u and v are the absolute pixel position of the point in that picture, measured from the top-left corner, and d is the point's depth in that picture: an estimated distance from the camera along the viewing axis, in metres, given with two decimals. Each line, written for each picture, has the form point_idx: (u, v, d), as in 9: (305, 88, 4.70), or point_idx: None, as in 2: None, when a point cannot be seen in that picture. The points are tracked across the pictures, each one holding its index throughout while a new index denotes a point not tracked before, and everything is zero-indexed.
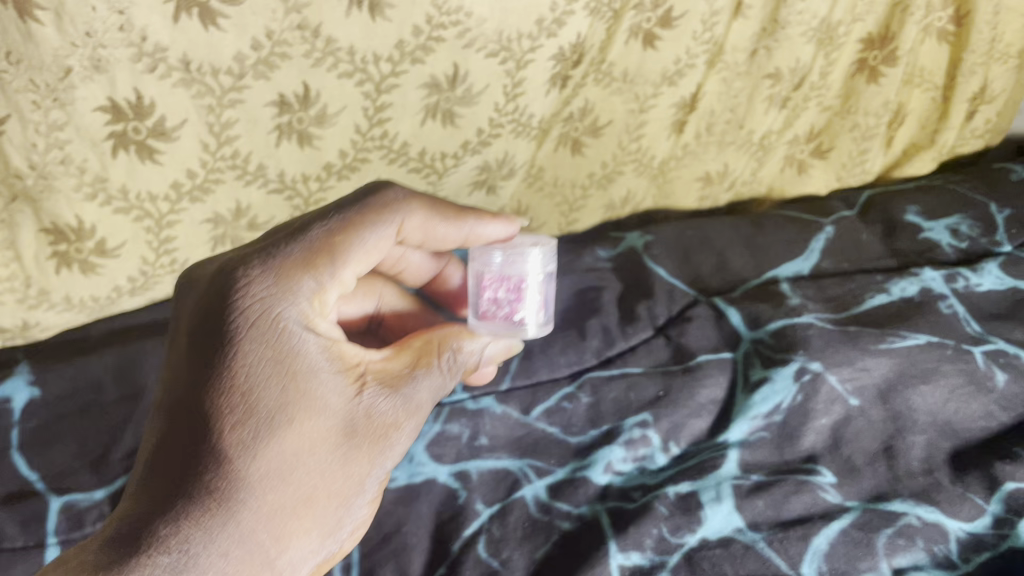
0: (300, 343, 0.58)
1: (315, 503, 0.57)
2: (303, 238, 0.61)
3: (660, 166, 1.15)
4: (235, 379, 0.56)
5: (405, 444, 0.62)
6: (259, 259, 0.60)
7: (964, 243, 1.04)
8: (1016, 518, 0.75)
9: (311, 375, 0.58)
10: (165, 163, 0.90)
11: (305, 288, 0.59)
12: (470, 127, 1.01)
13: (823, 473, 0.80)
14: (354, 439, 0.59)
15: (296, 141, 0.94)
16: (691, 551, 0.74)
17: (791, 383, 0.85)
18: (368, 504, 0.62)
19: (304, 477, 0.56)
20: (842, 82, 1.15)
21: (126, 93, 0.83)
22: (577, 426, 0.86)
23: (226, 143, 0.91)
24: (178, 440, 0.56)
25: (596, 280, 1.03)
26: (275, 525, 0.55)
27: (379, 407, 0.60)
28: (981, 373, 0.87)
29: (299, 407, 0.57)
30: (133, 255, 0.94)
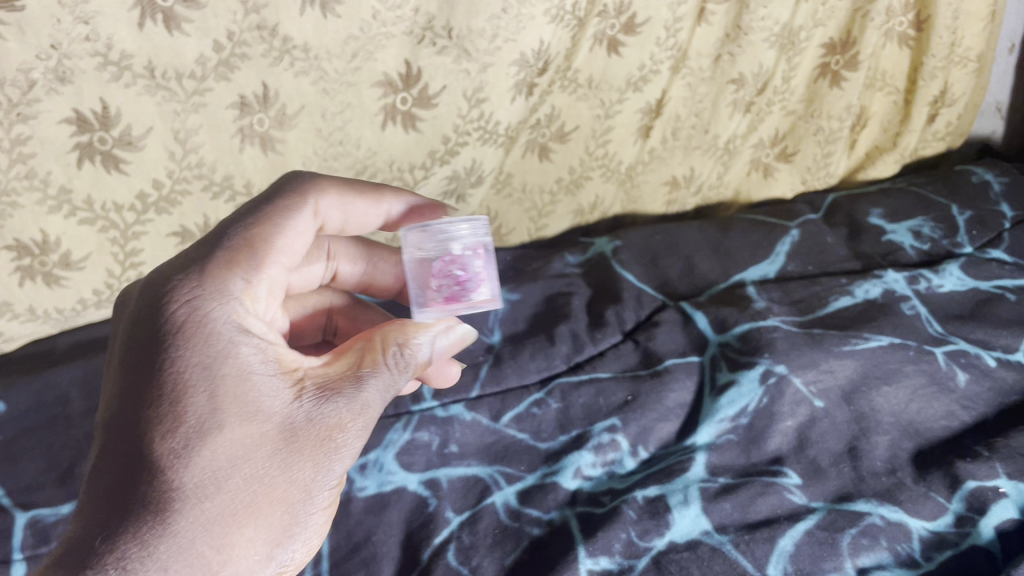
0: (230, 346, 0.59)
1: (254, 511, 0.56)
2: (227, 245, 0.65)
3: (628, 170, 1.16)
4: (163, 386, 0.57)
5: (356, 445, 0.62)
6: (188, 269, 0.63)
7: (927, 245, 1.06)
8: (977, 516, 0.76)
9: (243, 378, 0.59)
10: (131, 173, 0.90)
11: (235, 291, 0.63)
12: (433, 133, 1.01)
13: (789, 475, 0.81)
14: (295, 443, 0.59)
15: (259, 145, 0.94)
16: (658, 554, 0.74)
17: (757, 386, 0.86)
18: (321, 511, 0.61)
19: (242, 483, 0.56)
20: (804, 86, 1.17)
21: (92, 104, 0.84)
22: (546, 433, 0.87)
23: (191, 152, 0.92)
24: (113, 458, 0.56)
25: (565, 286, 1.04)
26: (216, 535, 0.55)
27: (321, 410, 0.61)
28: (942, 373, 0.88)
29: (229, 410, 0.57)
30: (99, 265, 0.95)
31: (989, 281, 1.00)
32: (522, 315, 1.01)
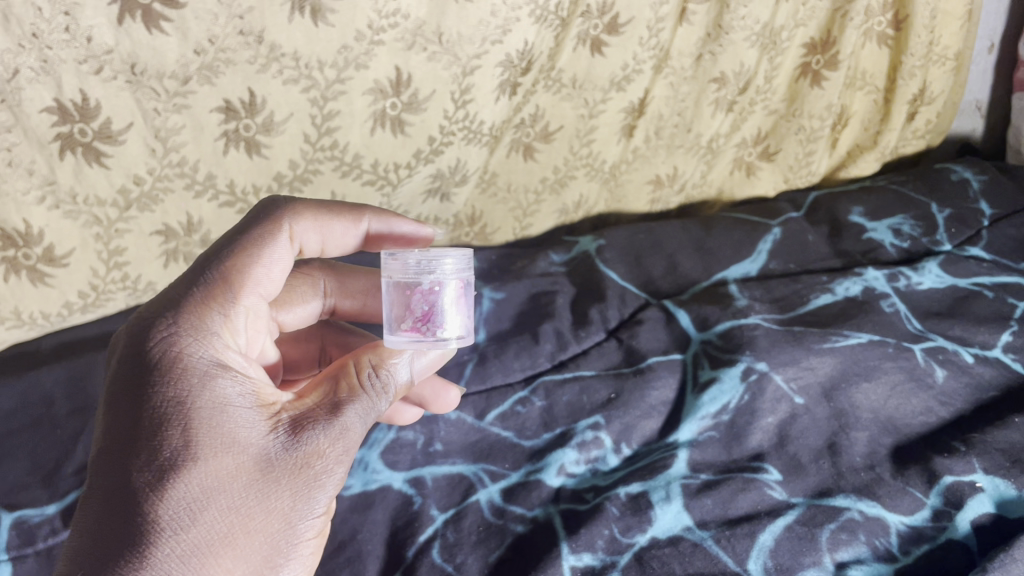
0: (209, 377, 0.57)
1: (233, 546, 0.53)
2: (204, 279, 0.63)
3: (611, 170, 1.16)
4: (140, 423, 0.55)
5: (340, 475, 0.60)
6: (165, 304, 0.61)
7: (906, 242, 1.07)
8: (953, 510, 0.77)
9: (221, 409, 0.56)
10: (111, 167, 0.89)
11: (213, 324, 0.61)
12: (420, 135, 1.02)
13: (770, 471, 0.82)
14: (275, 474, 0.56)
15: (244, 149, 0.94)
16: (640, 550, 0.74)
17: (739, 383, 0.87)
18: (306, 547, 0.58)
19: (221, 517, 0.53)
20: (786, 85, 1.18)
21: (73, 95, 0.83)
22: (530, 430, 0.87)
23: (173, 151, 0.91)
24: (91, 500, 0.53)
25: (549, 285, 1.05)
26: (194, 573, 0.52)
27: (304, 438, 0.58)
28: (920, 369, 0.90)
29: (205, 442, 0.54)
30: (83, 263, 0.93)
31: (967, 278, 1.01)
32: (507, 313, 1.01)
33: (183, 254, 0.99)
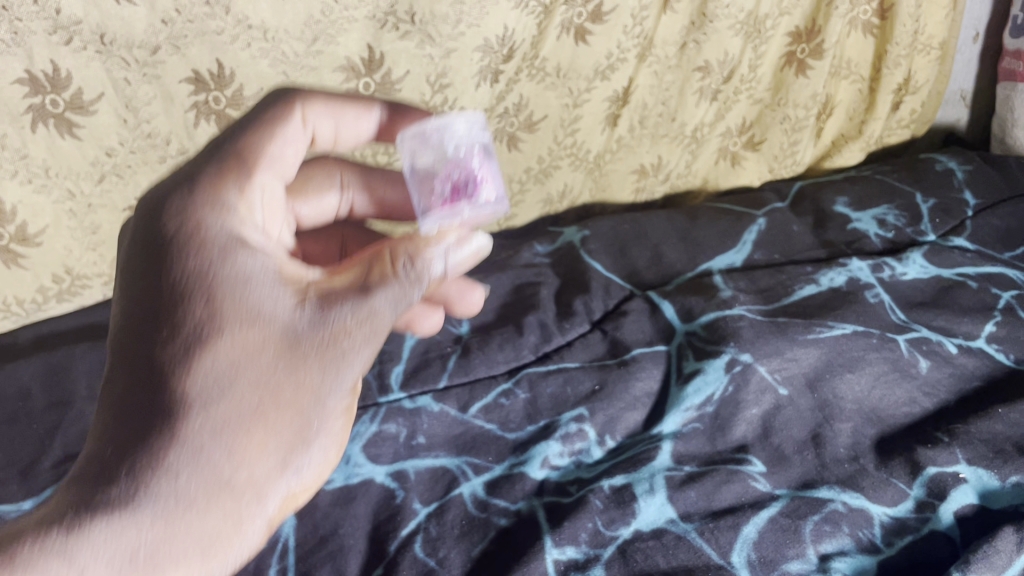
0: (230, 251, 0.54)
1: (262, 417, 0.51)
2: (221, 155, 0.61)
3: (596, 159, 1.16)
4: (164, 294, 0.53)
5: (369, 351, 0.55)
6: (184, 179, 0.58)
7: (891, 233, 1.07)
8: (937, 501, 0.77)
9: (242, 282, 0.53)
10: (84, 138, 0.88)
11: (231, 197, 0.58)
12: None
13: (753, 463, 0.81)
14: (300, 348, 0.53)
15: (216, 123, 0.93)
16: (624, 543, 0.74)
17: (723, 374, 0.87)
18: (341, 416, 0.55)
19: (248, 389, 0.51)
20: (771, 74, 1.17)
21: (44, 65, 0.82)
22: (514, 423, 0.87)
23: (145, 122, 0.90)
24: (121, 374, 0.52)
25: (534, 276, 1.04)
26: (225, 441, 0.50)
27: (329, 313, 0.53)
28: (904, 360, 0.90)
29: (229, 312, 0.52)
30: (56, 241, 0.95)
31: (951, 268, 1.01)
32: (491, 305, 1.00)
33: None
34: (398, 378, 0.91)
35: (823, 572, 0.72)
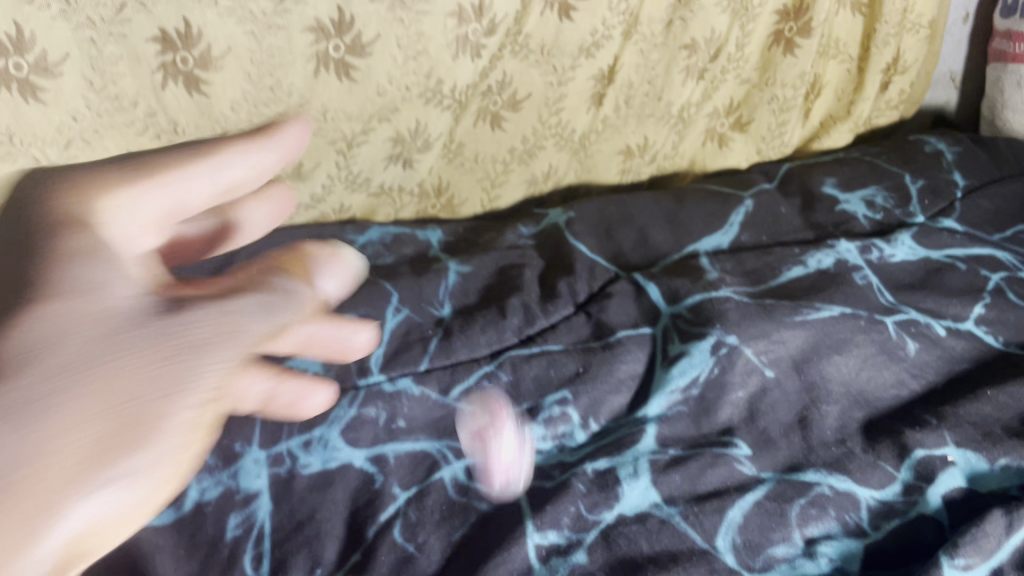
0: (42, 213, 0.50)
1: (92, 370, 0.42)
2: (49, 178, 0.53)
3: (581, 140, 1.14)
4: (12, 260, 0.47)
5: (228, 354, 0.47)
6: (51, 179, 0.53)
7: (879, 215, 1.06)
8: (925, 485, 0.76)
9: (79, 256, 0.47)
10: (49, 103, 0.84)
11: (52, 203, 0.50)
12: (368, 83, 0.95)
13: (739, 446, 0.80)
14: (161, 320, 0.45)
15: (183, 84, 0.87)
16: (608, 527, 0.73)
17: (709, 356, 0.84)
18: (178, 414, 0.43)
19: (84, 339, 0.42)
20: (758, 53, 1.15)
21: (5, 27, 0.77)
22: (496, 406, 0.85)
23: (111, 82, 0.85)
24: None
25: (518, 258, 1.01)
26: (47, 385, 0.40)
27: (196, 305, 0.47)
28: (893, 342, 0.88)
29: (52, 271, 0.45)
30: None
31: (939, 250, 1.00)
32: (474, 287, 0.98)
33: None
34: (378, 360, 0.88)
35: (809, 556, 0.72)
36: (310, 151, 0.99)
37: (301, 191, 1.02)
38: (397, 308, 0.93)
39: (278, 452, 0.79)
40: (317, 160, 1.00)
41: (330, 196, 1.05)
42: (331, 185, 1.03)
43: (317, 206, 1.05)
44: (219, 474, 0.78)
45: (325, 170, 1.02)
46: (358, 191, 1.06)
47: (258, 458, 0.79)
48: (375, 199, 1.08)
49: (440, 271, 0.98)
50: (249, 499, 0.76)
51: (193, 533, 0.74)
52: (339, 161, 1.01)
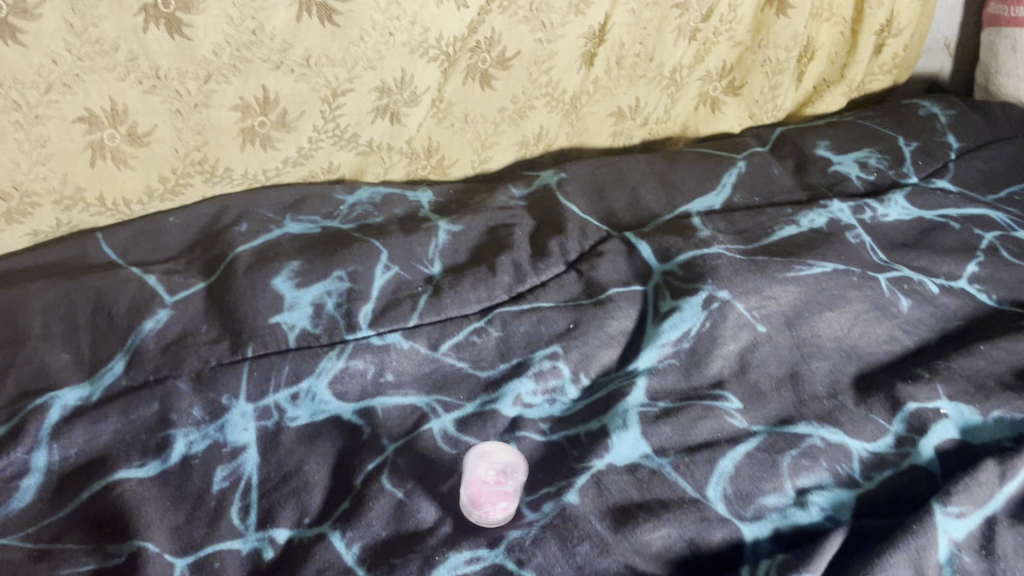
0: None
1: None
2: None
3: (572, 100, 1.15)
4: None
5: None
6: None
7: (873, 175, 1.06)
8: (917, 437, 0.75)
9: None
10: (28, 45, 0.81)
11: None
12: (352, 27, 0.95)
13: (730, 399, 0.79)
14: None
15: (165, 28, 0.86)
16: (598, 473, 0.71)
17: (700, 311, 0.83)
18: None
19: None
20: (751, 15, 1.17)
21: None
22: (486, 361, 0.83)
23: (91, 25, 0.83)
24: None
25: (508, 219, 1.00)
26: None
27: None
28: (885, 299, 0.88)
29: None
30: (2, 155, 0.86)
31: (933, 210, 1.00)
32: (464, 247, 0.96)
33: (110, 150, 0.91)
34: (366, 316, 0.84)
35: (801, 505, 0.70)
36: (294, 98, 0.97)
37: (286, 145, 1.00)
38: (386, 266, 0.89)
39: (266, 405, 0.77)
40: (302, 109, 0.98)
41: (317, 152, 1.03)
42: (318, 140, 1.02)
43: (306, 167, 1.04)
44: (206, 428, 0.75)
45: (310, 121, 1.00)
46: (346, 148, 1.05)
47: (244, 411, 0.76)
48: (363, 158, 1.07)
49: (430, 230, 0.96)
50: (236, 453, 0.73)
51: (180, 485, 0.71)
52: (321, 123, 1.00)
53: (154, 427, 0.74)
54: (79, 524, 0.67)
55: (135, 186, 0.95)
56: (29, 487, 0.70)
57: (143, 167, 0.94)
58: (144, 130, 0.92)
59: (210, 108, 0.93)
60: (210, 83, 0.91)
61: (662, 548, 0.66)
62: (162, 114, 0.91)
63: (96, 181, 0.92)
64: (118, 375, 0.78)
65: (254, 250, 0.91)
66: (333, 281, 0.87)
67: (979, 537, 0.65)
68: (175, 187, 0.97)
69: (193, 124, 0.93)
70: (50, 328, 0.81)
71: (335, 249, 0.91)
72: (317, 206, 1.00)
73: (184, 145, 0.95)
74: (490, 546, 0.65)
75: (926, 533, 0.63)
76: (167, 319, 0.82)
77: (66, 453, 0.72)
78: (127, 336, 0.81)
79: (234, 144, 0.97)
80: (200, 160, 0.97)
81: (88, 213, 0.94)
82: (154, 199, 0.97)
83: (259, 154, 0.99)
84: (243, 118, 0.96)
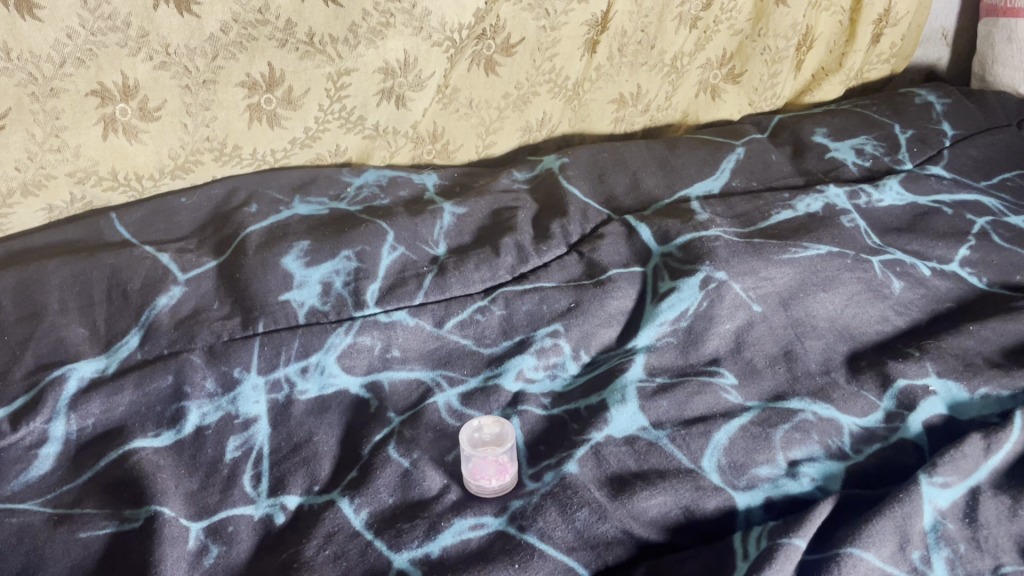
0: None
1: None
2: None
3: (575, 87, 1.18)
4: None
5: None
6: None
7: (868, 162, 1.09)
8: (907, 412, 0.77)
9: None
10: (45, 21, 0.84)
11: None
12: (354, 7, 0.97)
13: (725, 375, 0.82)
14: None
15: (174, 6, 0.89)
16: (596, 445, 0.73)
17: (697, 291, 0.86)
18: None
19: None
20: (752, 4, 1.20)
21: None
22: (489, 338, 0.85)
23: (104, 2, 0.85)
24: None
25: (512, 201, 1.03)
26: None
27: None
28: (877, 281, 0.90)
29: None
30: (19, 126, 0.88)
31: (927, 196, 1.03)
32: (468, 228, 0.98)
33: (122, 124, 0.93)
34: (373, 294, 0.86)
35: (792, 475, 0.72)
36: (300, 75, 0.99)
37: (292, 123, 1.03)
38: (392, 246, 0.92)
39: (276, 378, 0.79)
40: (308, 87, 1.00)
41: (324, 134, 1.06)
42: (325, 121, 1.04)
43: (316, 149, 1.07)
44: (219, 400, 0.77)
45: (316, 100, 1.02)
46: (352, 131, 1.07)
47: (256, 384, 0.78)
48: (369, 141, 1.09)
49: (436, 212, 0.98)
50: (248, 423, 0.76)
51: (194, 454, 0.73)
52: (331, 104, 1.03)
53: (169, 399, 0.77)
54: (97, 492, 0.69)
55: (147, 161, 0.97)
56: (47, 455, 0.72)
57: (154, 142, 0.96)
58: (155, 105, 0.94)
59: (219, 84, 0.96)
60: (217, 60, 0.94)
61: (660, 514, 0.68)
62: (172, 90, 0.94)
63: (108, 155, 0.94)
64: (133, 349, 0.80)
65: (264, 230, 0.93)
66: (341, 261, 0.89)
67: (964, 506, 0.68)
68: (186, 164, 1.00)
69: (200, 98, 0.96)
70: (67, 303, 0.83)
71: (342, 230, 0.93)
72: (324, 187, 1.03)
73: (192, 121, 0.97)
74: (494, 515, 0.68)
75: (912, 503, 0.66)
76: (181, 295, 0.85)
77: (84, 422, 0.75)
78: (142, 312, 0.83)
79: (241, 121, 1.00)
80: (209, 136, 0.99)
81: (101, 187, 0.96)
82: (165, 176, 0.99)
83: (266, 132, 1.02)
84: (249, 94, 0.98)
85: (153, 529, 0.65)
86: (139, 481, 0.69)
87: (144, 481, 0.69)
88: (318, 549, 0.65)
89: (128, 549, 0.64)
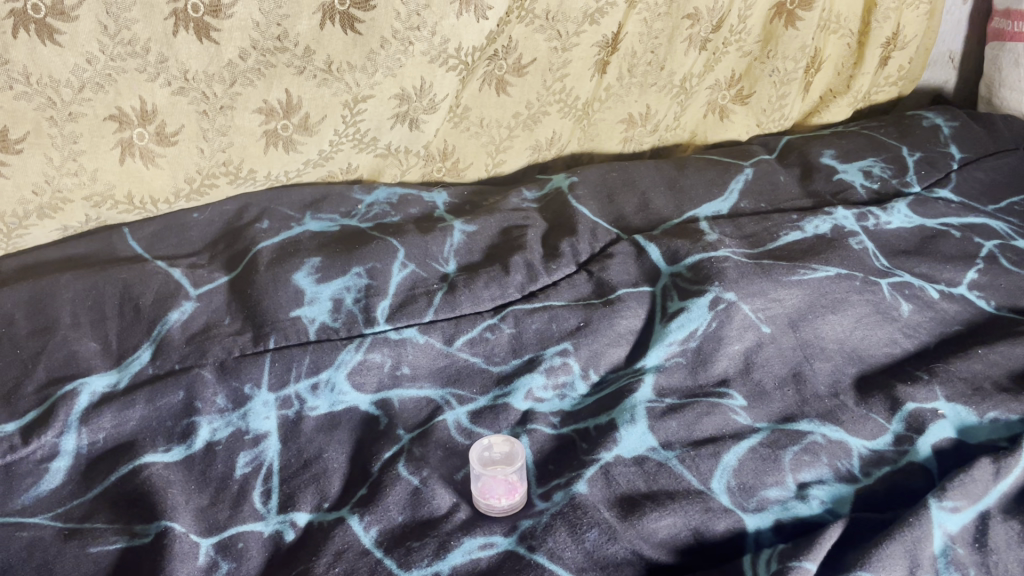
0: None
1: None
2: None
3: (584, 107, 1.18)
4: None
5: None
6: None
7: (876, 184, 1.09)
8: (916, 435, 0.77)
9: None
10: (65, 46, 0.84)
11: None
12: (372, 35, 0.97)
13: (734, 397, 0.82)
14: None
15: (194, 32, 0.89)
16: (606, 465, 0.74)
17: (706, 312, 0.86)
18: None
19: None
20: (760, 26, 1.21)
21: None
22: (499, 356, 0.86)
23: (125, 28, 0.86)
24: None
25: (521, 220, 1.03)
26: None
27: None
28: (887, 303, 0.91)
29: None
30: (37, 149, 0.88)
31: (934, 218, 1.03)
32: (478, 246, 0.99)
33: (139, 148, 0.94)
34: (384, 311, 0.87)
35: (801, 498, 0.72)
36: (317, 101, 1.00)
37: (308, 147, 1.03)
38: (403, 264, 0.92)
39: (287, 395, 0.79)
40: (324, 113, 1.01)
41: (337, 154, 1.06)
42: (339, 143, 1.05)
43: (328, 168, 1.07)
44: (229, 415, 0.77)
45: (332, 125, 1.03)
46: (365, 151, 1.08)
47: (267, 400, 0.79)
48: (381, 159, 1.10)
49: (446, 230, 0.99)
50: (258, 439, 0.76)
51: (204, 470, 0.73)
52: (345, 126, 1.04)
53: (180, 414, 0.77)
54: (107, 506, 0.69)
55: (163, 186, 0.98)
56: (58, 469, 0.73)
57: (170, 166, 0.97)
58: (172, 130, 0.95)
59: (236, 110, 0.96)
60: (236, 86, 0.95)
61: (670, 535, 0.68)
62: (189, 115, 0.94)
63: (125, 179, 0.95)
64: (145, 364, 0.81)
65: (275, 246, 0.94)
66: (352, 277, 0.90)
67: (973, 531, 0.68)
68: (201, 187, 1.00)
69: (217, 123, 0.96)
70: (79, 317, 0.84)
71: (353, 246, 0.94)
72: (336, 204, 1.03)
73: (209, 145, 0.97)
74: (504, 534, 0.68)
75: (922, 527, 0.66)
76: (192, 310, 0.86)
77: (95, 437, 0.75)
78: (153, 326, 0.84)
79: (257, 146, 1.00)
80: (225, 161, 1.00)
81: (117, 210, 0.97)
82: (180, 199, 1.00)
83: (282, 157, 1.02)
84: (266, 120, 0.99)
85: (164, 544, 0.65)
86: (150, 497, 0.69)
87: (155, 496, 0.69)
88: (327, 566, 0.65)
89: (139, 564, 0.64)
